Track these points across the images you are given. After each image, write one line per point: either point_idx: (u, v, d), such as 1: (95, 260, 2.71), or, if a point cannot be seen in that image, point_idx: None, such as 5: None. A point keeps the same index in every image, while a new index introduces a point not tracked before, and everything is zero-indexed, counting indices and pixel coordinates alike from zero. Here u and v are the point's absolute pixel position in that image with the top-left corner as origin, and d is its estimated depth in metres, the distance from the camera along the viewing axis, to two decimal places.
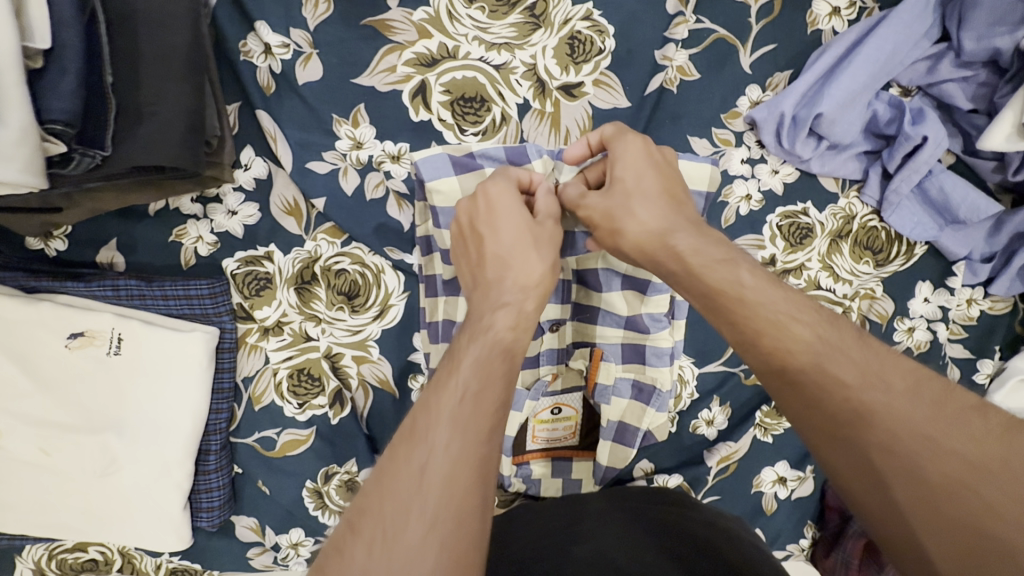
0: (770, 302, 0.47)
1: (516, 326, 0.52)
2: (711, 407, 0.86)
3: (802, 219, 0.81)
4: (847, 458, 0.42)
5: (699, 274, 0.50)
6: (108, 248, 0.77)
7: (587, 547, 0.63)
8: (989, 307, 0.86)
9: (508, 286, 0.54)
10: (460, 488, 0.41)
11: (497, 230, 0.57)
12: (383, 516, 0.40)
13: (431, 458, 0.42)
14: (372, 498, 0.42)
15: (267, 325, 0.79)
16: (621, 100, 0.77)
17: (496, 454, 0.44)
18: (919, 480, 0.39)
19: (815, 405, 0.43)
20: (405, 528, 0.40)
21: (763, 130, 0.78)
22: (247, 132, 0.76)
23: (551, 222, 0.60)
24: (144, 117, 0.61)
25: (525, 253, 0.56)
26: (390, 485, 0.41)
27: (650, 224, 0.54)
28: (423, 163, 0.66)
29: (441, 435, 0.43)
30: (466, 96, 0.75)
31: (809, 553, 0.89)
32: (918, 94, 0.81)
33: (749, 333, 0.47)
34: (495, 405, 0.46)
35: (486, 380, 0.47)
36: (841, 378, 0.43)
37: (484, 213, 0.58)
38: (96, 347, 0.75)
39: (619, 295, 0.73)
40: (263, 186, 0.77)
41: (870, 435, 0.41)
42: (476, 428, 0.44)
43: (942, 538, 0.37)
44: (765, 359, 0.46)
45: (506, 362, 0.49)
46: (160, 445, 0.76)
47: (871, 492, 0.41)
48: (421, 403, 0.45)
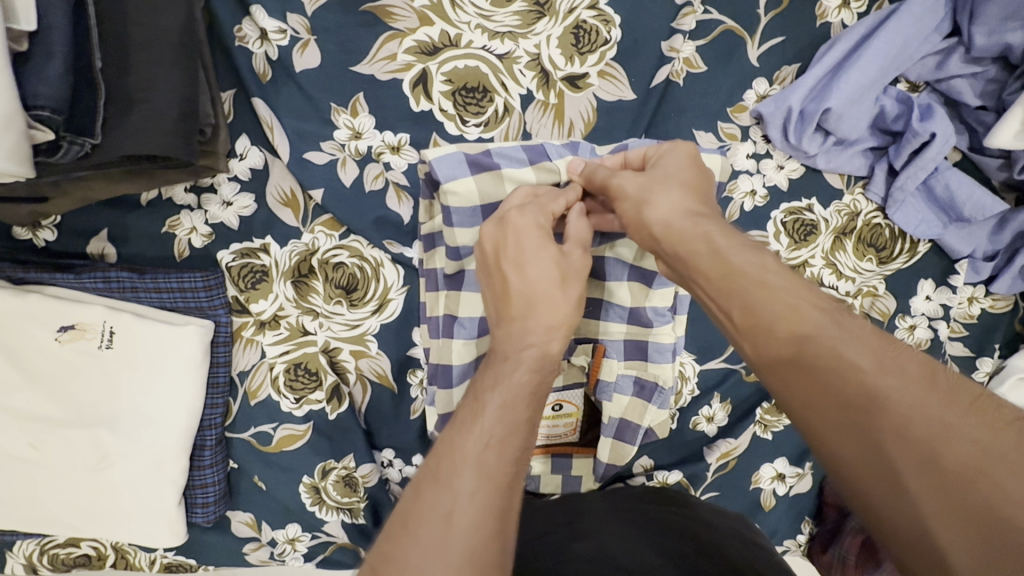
0: (786, 289, 0.45)
1: (540, 368, 0.52)
2: (712, 403, 0.86)
3: (806, 215, 0.81)
4: (857, 451, 0.38)
5: (724, 254, 0.49)
6: (99, 239, 0.75)
7: (589, 544, 0.62)
8: (990, 306, 0.86)
9: (534, 326, 0.53)
10: (484, 538, 0.41)
11: (524, 267, 0.55)
12: (407, 562, 0.39)
13: (458, 503, 0.42)
14: (398, 540, 0.40)
15: (263, 319, 0.78)
16: (626, 92, 0.75)
17: (516, 506, 0.44)
18: (933, 466, 0.35)
19: (822, 391, 0.40)
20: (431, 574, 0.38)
21: (769, 125, 0.77)
22: (243, 120, 0.74)
23: (578, 251, 0.58)
24: (134, 104, 0.59)
25: (552, 288, 0.55)
26: (414, 531, 0.40)
27: (676, 205, 0.54)
28: (438, 162, 0.64)
29: (467, 480, 0.43)
30: (468, 85, 0.73)
31: (806, 548, 0.90)
32: (926, 90, 0.80)
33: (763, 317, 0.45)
34: (519, 451, 0.46)
35: (512, 426, 0.47)
36: (857, 363, 0.40)
37: (512, 247, 0.56)
38: (87, 341, 0.73)
39: (625, 285, 0.71)
40: (258, 176, 0.75)
41: (879, 420, 0.38)
42: (499, 477, 0.44)
43: (959, 530, 0.33)
44: (779, 345, 0.43)
45: (529, 407, 0.49)
46: (153, 440, 0.75)
47: (882, 488, 0.36)
48: (444, 445, 0.45)
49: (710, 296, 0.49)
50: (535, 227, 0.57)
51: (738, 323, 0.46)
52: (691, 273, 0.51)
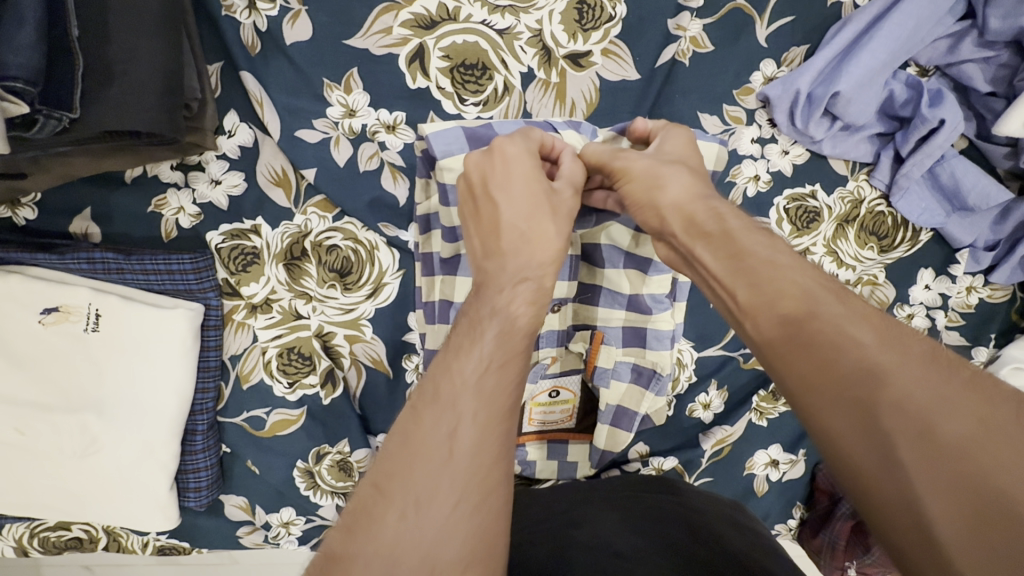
0: (794, 269, 0.45)
1: (535, 303, 0.51)
2: (709, 390, 0.85)
3: (810, 202, 0.79)
4: (855, 426, 0.37)
5: (735, 236, 0.48)
6: (82, 218, 0.72)
7: (588, 531, 0.62)
8: (988, 295, 0.86)
9: (527, 258, 0.52)
10: (487, 458, 0.40)
11: (513, 190, 0.54)
12: (409, 482, 0.39)
13: (461, 423, 0.41)
14: (395, 462, 0.40)
15: (255, 302, 0.76)
16: (630, 71, 0.73)
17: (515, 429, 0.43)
18: (928, 440, 0.34)
19: (821, 360, 0.39)
20: (435, 490, 0.39)
21: (776, 108, 0.75)
22: (231, 95, 0.71)
23: (569, 191, 0.57)
24: (114, 77, 0.56)
25: (543, 220, 0.54)
26: (414, 451, 0.40)
27: (688, 187, 0.53)
28: (435, 137, 0.62)
29: (467, 403, 0.42)
30: (466, 62, 0.71)
31: (796, 532, 0.91)
32: (935, 75, 0.78)
33: (770, 295, 0.44)
34: (516, 373, 0.45)
35: (509, 351, 0.46)
36: (860, 339, 0.39)
37: (500, 169, 0.55)
38: (72, 323, 0.71)
39: (621, 272, 0.71)
40: (248, 155, 0.72)
41: (880, 389, 0.37)
42: (498, 400, 0.43)
43: (950, 502, 0.32)
44: (784, 314, 0.43)
45: (526, 337, 0.49)
46: (143, 425, 0.73)
47: (882, 467, 0.35)
48: (440, 373, 0.44)
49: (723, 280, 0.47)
50: (527, 157, 0.56)
51: (743, 303, 0.45)
52: (697, 243, 0.50)
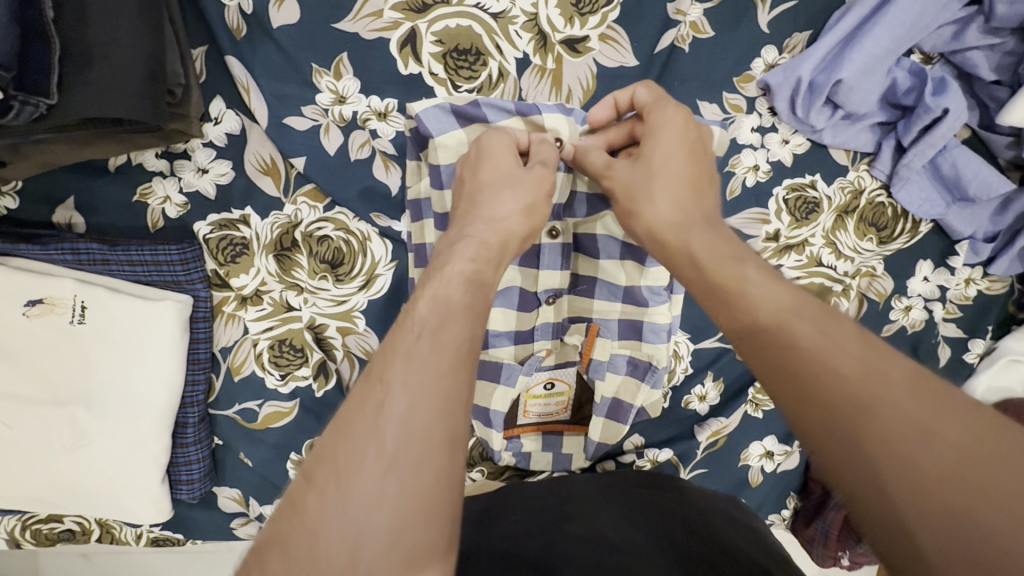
0: (766, 295, 0.44)
1: (478, 256, 0.51)
2: (705, 382, 0.85)
3: (809, 193, 0.78)
4: (845, 452, 0.36)
5: (706, 268, 0.48)
6: (66, 207, 0.71)
7: (582, 525, 0.62)
8: (986, 287, 0.85)
9: (479, 223, 0.54)
10: (420, 427, 0.39)
11: (481, 172, 0.58)
12: (338, 460, 0.38)
13: (388, 397, 0.40)
14: (330, 442, 0.39)
15: (245, 294, 0.74)
16: (628, 58, 0.71)
17: (462, 390, 0.42)
18: (912, 471, 0.33)
19: (806, 387, 0.38)
20: (363, 465, 0.38)
21: (776, 96, 0.73)
22: (217, 81, 0.69)
23: (538, 166, 0.58)
24: (93, 61, 0.54)
25: (499, 191, 0.56)
26: (345, 430, 0.39)
27: (664, 211, 0.54)
28: (425, 116, 0.63)
29: (398, 372, 0.41)
30: (459, 47, 0.68)
31: (790, 522, 0.92)
32: (939, 62, 0.76)
33: (748, 324, 0.43)
34: (460, 347, 0.44)
35: (444, 315, 0.45)
36: (839, 368, 0.38)
37: (473, 154, 0.59)
38: (57, 315, 0.69)
39: (618, 263, 0.70)
40: (236, 142, 0.71)
41: (864, 417, 0.36)
42: (433, 367, 0.42)
43: (940, 533, 0.31)
44: (760, 345, 0.42)
45: (466, 298, 0.48)
46: (133, 418, 0.72)
47: (872, 498, 0.34)
48: (380, 349, 0.44)
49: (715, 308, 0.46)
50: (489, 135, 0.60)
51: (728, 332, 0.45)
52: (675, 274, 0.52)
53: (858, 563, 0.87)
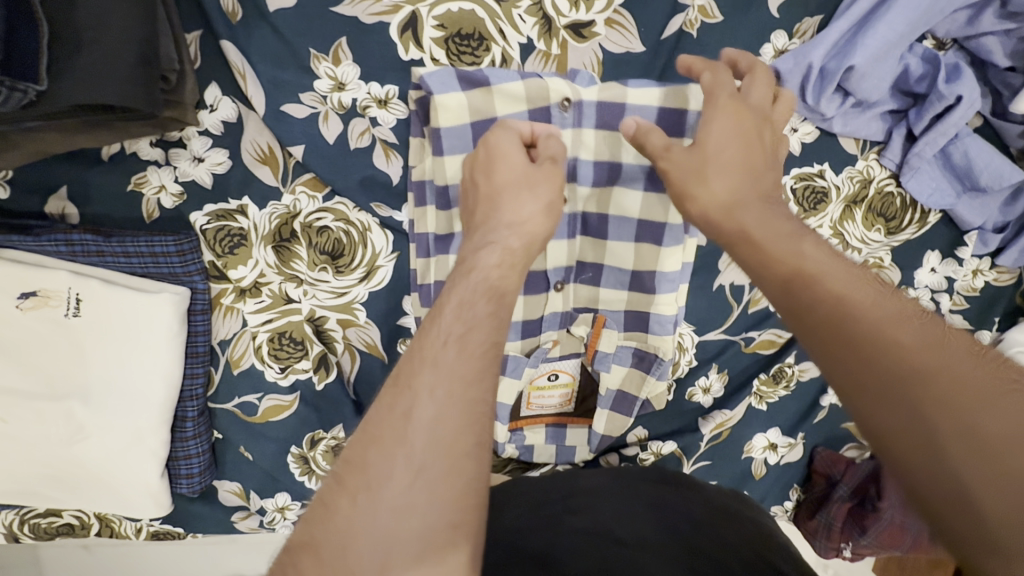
0: (830, 270, 0.48)
1: (502, 262, 0.53)
2: (709, 374, 0.84)
3: (818, 182, 0.77)
4: (897, 419, 0.40)
5: (762, 244, 0.52)
6: (58, 197, 0.69)
7: (585, 517, 0.62)
8: (994, 279, 0.84)
9: (499, 226, 0.55)
10: (448, 434, 0.41)
11: (494, 172, 0.57)
12: (367, 465, 0.40)
13: (416, 405, 0.42)
14: (358, 448, 0.41)
15: (243, 286, 0.73)
16: (635, 43, 0.69)
17: (488, 397, 0.43)
18: (969, 433, 0.37)
19: (865, 359, 0.42)
20: (393, 475, 0.39)
21: (787, 83, 0.71)
22: (212, 67, 0.67)
23: (549, 162, 0.58)
24: (83, 45, 0.53)
25: (518, 193, 0.56)
26: (375, 435, 0.41)
27: (721, 194, 0.56)
28: (429, 77, 0.63)
29: (426, 379, 0.42)
30: (462, 32, 0.66)
31: (792, 514, 0.92)
32: (952, 49, 0.75)
33: (806, 301, 0.47)
34: (485, 351, 0.45)
35: (471, 323, 0.46)
36: (899, 339, 0.42)
37: (483, 154, 0.59)
38: (52, 308, 0.68)
39: (632, 245, 0.69)
40: (232, 131, 0.69)
41: (924, 385, 0.40)
42: (462, 373, 0.43)
43: (997, 489, 0.36)
44: (820, 319, 0.45)
45: (490, 304, 0.49)
46: (132, 412, 0.71)
47: (927, 461, 0.38)
48: (407, 353, 0.45)
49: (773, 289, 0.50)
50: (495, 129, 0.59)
51: (783, 308, 0.49)
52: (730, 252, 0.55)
53: (860, 555, 0.87)
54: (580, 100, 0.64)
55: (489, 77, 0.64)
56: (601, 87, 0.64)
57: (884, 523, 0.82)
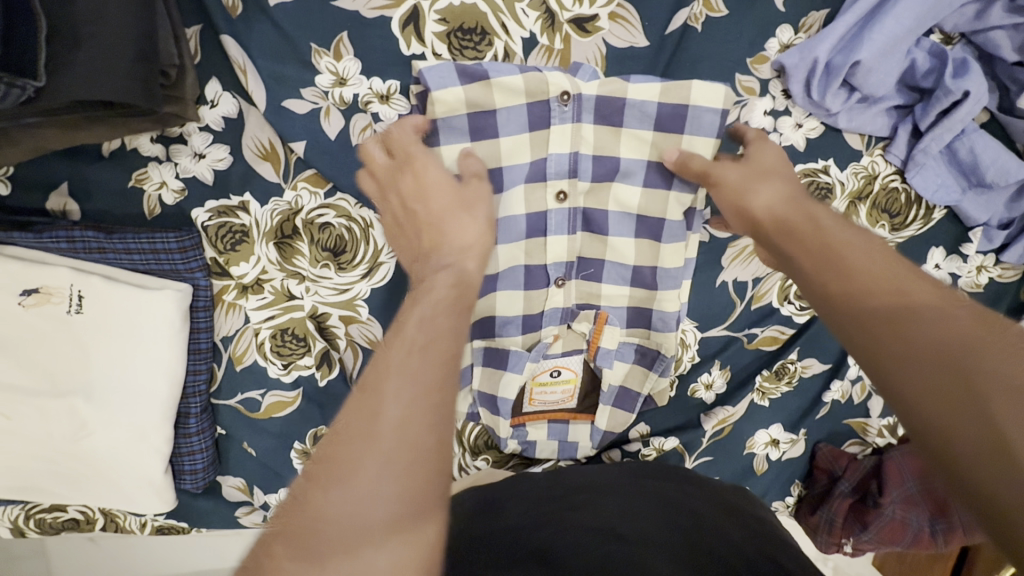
0: (876, 263, 0.49)
1: (458, 281, 0.53)
2: (711, 371, 0.84)
3: (822, 177, 0.76)
4: (942, 390, 0.39)
5: (823, 228, 0.54)
6: (59, 193, 0.68)
7: (588, 513, 0.62)
8: (998, 275, 0.84)
9: (446, 250, 0.56)
10: (414, 431, 0.41)
11: (427, 198, 0.58)
12: (336, 460, 0.40)
13: (383, 404, 0.42)
14: (329, 446, 0.41)
15: (245, 283, 0.73)
16: (639, 38, 0.69)
17: (451, 399, 0.44)
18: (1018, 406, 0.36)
19: (914, 337, 0.42)
20: (360, 468, 0.39)
21: (792, 78, 0.70)
22: (212, 62, 0.66)
23: (475, 182, 0.60)
24: (82, 41, 0.52)
25: (456, 215, 0.57)
26: (345, 432, 0.41)
27: (778, 195, 0.58)
28: (428, 71, 0.58)
29: (392, 383, 0.43)
30: (464, 26, 0.66)
31: (794, 509, 0.92)
32: (959, 43, 0.74)
33: (855, 284, 0.48)
34: (445, 357, 0.46)
35: (429, 330, 0.47)
36: (951, 325, 0.42)
37: (411, 182, 0.60)
38: (54, 305, 0.68)
39: (633, 242, 0.69)
40: (233, 126, 0.68)
41: (971, 362, 0.39)
42: (427, 374, 0.44)
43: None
44: (870, 303, 0.46)
45: (450, 315, 0.49)
46: (135, 409, 0.72)
47: (973, 431, 0.37)
48: (370, 366, 0.45)
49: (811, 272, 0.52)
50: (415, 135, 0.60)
51: (830, 293, 0.49)
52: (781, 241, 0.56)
53: (861, 550, 0.87)
54: (579, 95, 0.62)
55: (488, 69, 0.59)
56: (603, 81, 0.61)
57: (886, 518, 0.82)
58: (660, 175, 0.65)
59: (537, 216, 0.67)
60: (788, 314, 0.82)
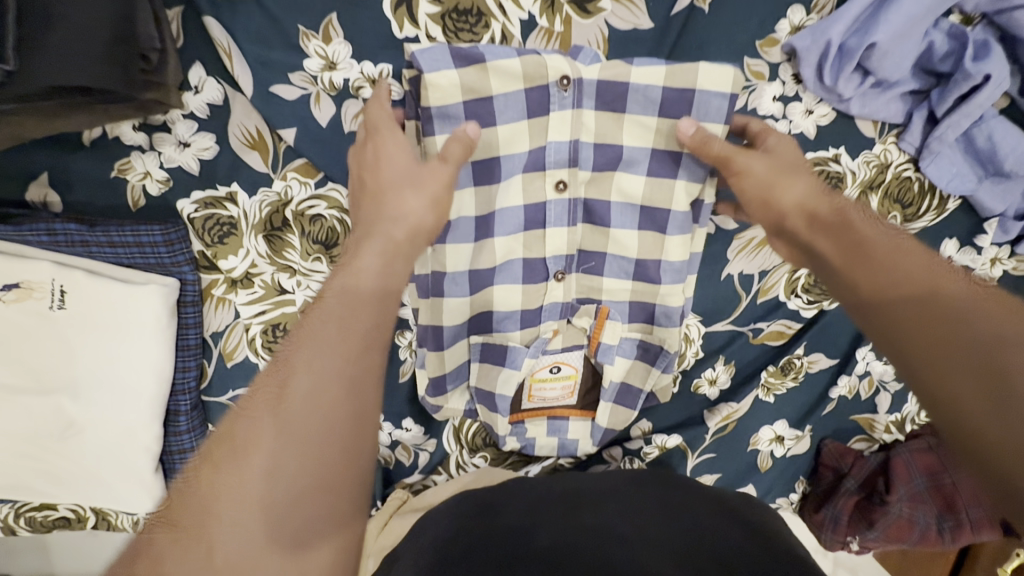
0: (909, 260, 0.53)
1: (383, 273, 0.54)
2: (716, 366, 0.82)
3: (833, 166, 0.74)
4: (954, 372, 0.46)
5: (854, 224, 0.58)
6: (39, 184, 0.66)
7: (601, 517, 0.60)
8: (1013, 268, 0.82)
9: (388, 226, 0.56)
10: (313, 436, 0.44)
11: (380, 168, 0.58)
12: (234, 448, 0.44)
13: (285, 402, 0.45)
14: (232, 433, 0.46)
15: (235, 277, 0.71)
16: (643, 19, 0.66)
17: (356, 405, 0.46)
18: (981, 369, 0.45)
19: (939, 336, 0.48)
20: (253, 464, 0.43)
21: (803, 62, 0.67)
22: (195, 45, 0.63)
23: (435, 160, 0.56)
24: (53, 23, 0.49)
25: (399, 192, 0.56)
26: (251, 425, 0.45)
27: (806, 190, 0.60)
28: (420, 55, 0.54)
29: (299, 379, 0.46)
30: (459, 6, 0.62)
31: (797, 505, 0.90)
32: (980, 24, 0.70)
33: (893, 284, 0.52)
34: (352, 359, 0.48)
35: (343, 330, 0.49)
36: (955, 308, 0.49)
37: (370, 152, 0.60)
38: (36, 300, 0.65)
39: (636, 235, 0.66)
40: (219, 114, 0.65)
41: (998, 358, 0.44)
42: (332, 377, 0.46)
43: (967, 387, 0.45)
44: (902, 301, 0.51)
45: (366, 314, 0.51)
46: (123, 407, 0.70)
47: (950, 389, 0.45)
48: (284, 359, 0.48)
49: (839, 264, 0.57)
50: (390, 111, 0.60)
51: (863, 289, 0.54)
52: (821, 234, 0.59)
53: (867, 549, 0.85)
54: (579, 79, 0.58)
55: (484, 52, 0.55)
56: (604, 65, 0.58)
57: (892, 516, 0.81)
58: (666, 163, 0.62)
59: (536, 207, 0.64)
60: (795, 309, 0.80)
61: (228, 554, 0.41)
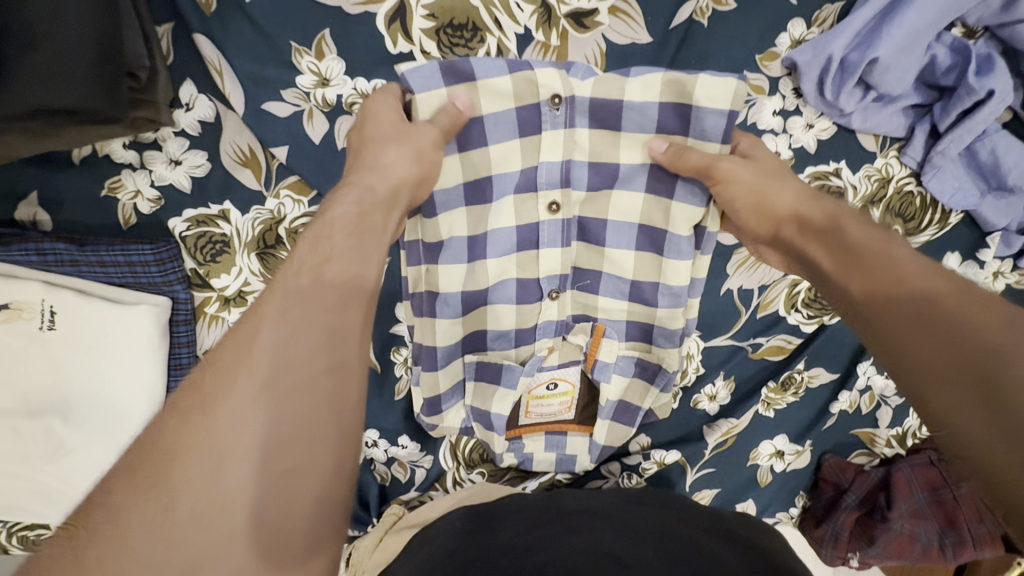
0: (912, 258, 0.46)
1: (361, 212, 0.50)
2: (716, 381, 0.81)
3: (834, 180, 0.71)
4: (949, 372, 0.37)
5: (844, 226, 0.52)
6: (28, 203, 0.65)
7: (586, 539, 0.59)
8: (1015, 281, 0.79)
9: (374, 179, 0.53)
10: (298, 357, 0.37)
11: (369, 126, 0.56)
12: (205, 382, 0.36)
13: (263, 326, 0.38)
14: (201, 371, 0.37)
15: (227, 295, 0.70)
16: (641, 34, 0.65)
17: (351, 325, 0.41)
18: (975, 371, 0.36)
19: (940, 335, 0.39)
20: (232, 388, 0.35)
21: (804, 76, 0.66)
22: (186, 61, 0.62)
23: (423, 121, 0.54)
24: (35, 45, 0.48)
25: (389, 144, 0.53)
26: (222, 355, 0.37)
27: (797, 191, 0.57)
28: (411, 72, 0.53)
29: (278, 302, 0.40)
30: (454, 21, 0.62)
31: (798, 520, 0.89)
32: (983, 37, 0.69)
33: (889, 286, 0.44)
34: (342, 285, 0.43)
35: (327, 253, 0.44)
36: (952, 308, 0.40)
37: (360, 119, 0.58)
38: (25, 321, 0.65)
39: (634, 255, 0.65)
40: (210, 130, 0.65)
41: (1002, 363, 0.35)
42: (321, 298, 0.41)
43: (965, 396, 0.36)
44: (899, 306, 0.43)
45: (351, 240, 0.47)
46: (111, 427, 0.68)
47: (958, 402, 0.36)
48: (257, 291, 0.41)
49: (835, 273, 0.50)
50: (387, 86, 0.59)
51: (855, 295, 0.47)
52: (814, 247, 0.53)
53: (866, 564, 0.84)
54: (571, 96, 0.57)
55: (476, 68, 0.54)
56: (599, 80, 0.56)
57: (894, 532, 0.80)
58: (660, 181, 0.61)
59: (528, 227, 0.63)
60: (795, 323, 0.79)
61: (198, 501, 0.32)
